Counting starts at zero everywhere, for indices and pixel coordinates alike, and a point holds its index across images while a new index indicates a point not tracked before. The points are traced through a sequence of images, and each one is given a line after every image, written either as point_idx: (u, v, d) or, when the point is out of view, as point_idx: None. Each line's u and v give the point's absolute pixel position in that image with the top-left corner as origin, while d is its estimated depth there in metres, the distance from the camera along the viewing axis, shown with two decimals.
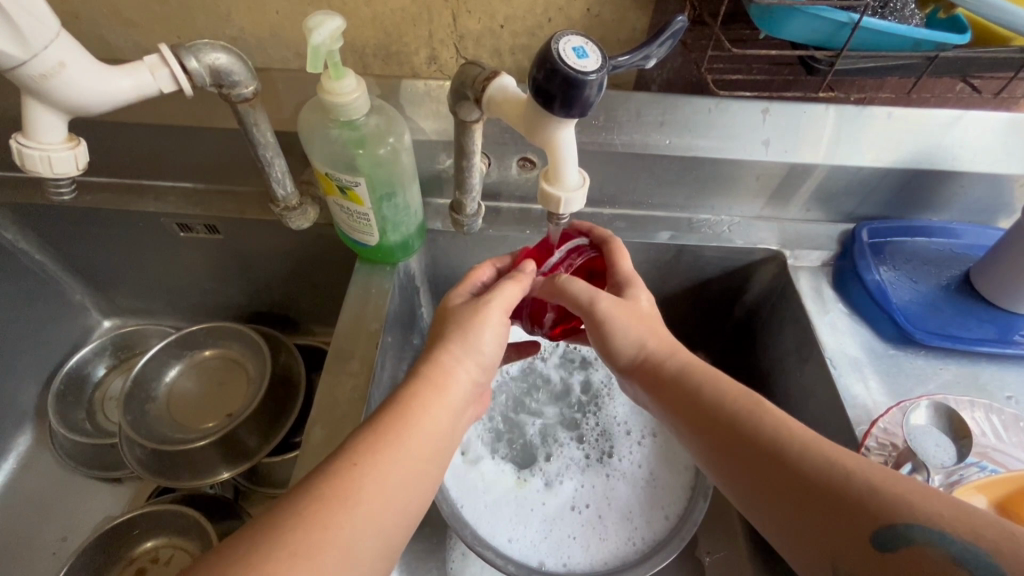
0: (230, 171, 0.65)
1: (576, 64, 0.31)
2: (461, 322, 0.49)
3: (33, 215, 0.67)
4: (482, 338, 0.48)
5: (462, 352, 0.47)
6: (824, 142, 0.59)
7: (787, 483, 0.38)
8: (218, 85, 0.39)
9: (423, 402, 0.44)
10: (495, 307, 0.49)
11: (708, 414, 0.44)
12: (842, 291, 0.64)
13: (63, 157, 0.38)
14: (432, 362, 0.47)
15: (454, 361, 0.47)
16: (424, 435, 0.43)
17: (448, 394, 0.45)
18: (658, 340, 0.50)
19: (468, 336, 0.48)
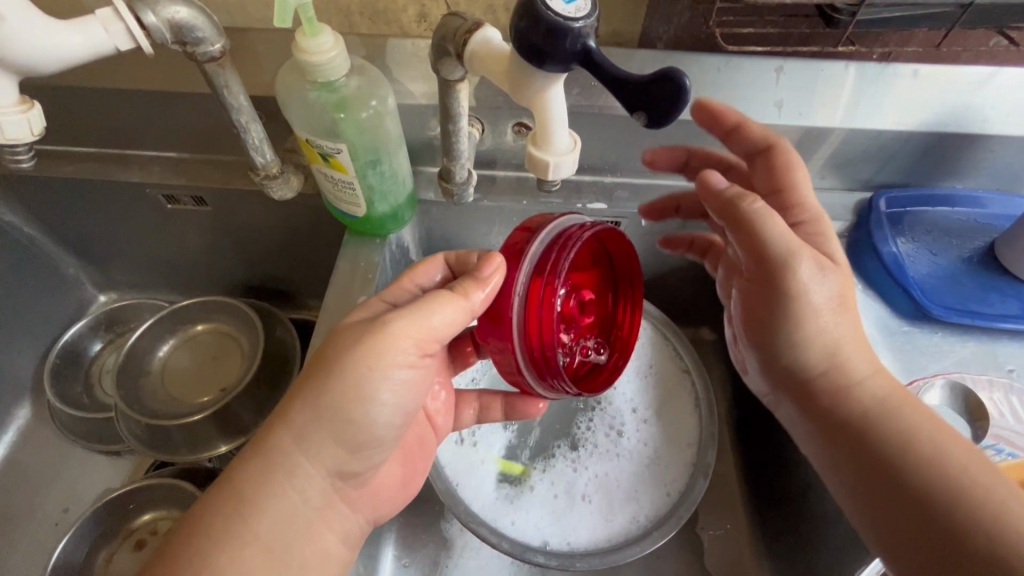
0: (215, 140, 0.63)
1: (547, 14, 0.28)
2: (336, 358, 0.42)
3: (17, 186, 0.65)
4: (389, 362, 0.42)
5: (378, 365, 0.42)
6: (842, 103, 0.55)
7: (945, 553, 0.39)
8: (181, 42, 0.36)
9: (282, 451, 0.42)
10: (386, 339, 0.42)
11: (872, 456, 0.44)
12: (855, 263, 0.60)
13: (15, 121, 0.36)
14: (304, 398, 0.42)
15: (323, 408, 0.42)
16: (285, 488, 0.42)
17: (323, 433, 0.42)
18: (846, 337, 0.46)
19: (349, 387, 0.41)
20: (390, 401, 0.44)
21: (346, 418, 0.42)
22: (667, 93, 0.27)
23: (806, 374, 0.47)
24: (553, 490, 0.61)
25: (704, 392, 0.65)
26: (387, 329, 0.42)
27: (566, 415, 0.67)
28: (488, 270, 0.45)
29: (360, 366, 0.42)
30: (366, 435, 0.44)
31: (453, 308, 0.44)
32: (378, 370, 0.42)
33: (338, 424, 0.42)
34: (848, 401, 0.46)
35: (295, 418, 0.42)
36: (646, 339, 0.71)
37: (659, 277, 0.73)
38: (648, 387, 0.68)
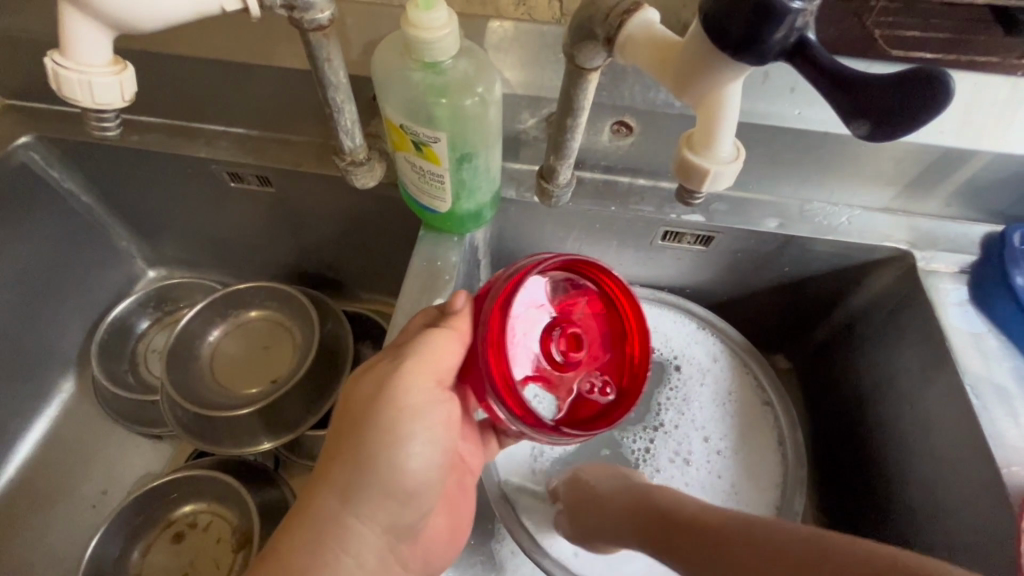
0: (287, 118, 0.59)
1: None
2: (363, 404, 0.39)
3: (80, 153, 0.63)
4: (416, 400, 0.39)
5: (403, 410, 0.39)
6: (996, 126, 0.48)
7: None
8: (289, 6, 0.32)
9: (331, 513, 0.38)
10: (406, 378, 0.39)
11: (724, 548, 0.44)
12: (985, 305, 0.54)
13: (108, 84, 0.32)
14: (346, 444, 0.39)
15: (361, 459, 0.38)
16: (340, 553, 0.38)
17: (370, 486, 0.38)
18: (625, 496, 0.51)
19: (383, 433, 0.38)
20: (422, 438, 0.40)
21: (384, 460, 0.38)
22: (924, 99, 0.23)
23: (659, 519, 0.49)
24: None
25: (789, 428, 0.60)
26: (396, 371, 0.40)
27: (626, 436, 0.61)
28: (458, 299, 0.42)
29: (389, 412, 0.39)
30: (416, 469, 0.40)
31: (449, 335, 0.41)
32: (405, 410, 0.39)
33: (379, 468, 0.38)
34: (670, 533, 0.47)
35: (334, 472, 0.39)
36: (724, 364, 0.64)
37: (742, 298, 0.67)
38: (724, 415, 0.61)
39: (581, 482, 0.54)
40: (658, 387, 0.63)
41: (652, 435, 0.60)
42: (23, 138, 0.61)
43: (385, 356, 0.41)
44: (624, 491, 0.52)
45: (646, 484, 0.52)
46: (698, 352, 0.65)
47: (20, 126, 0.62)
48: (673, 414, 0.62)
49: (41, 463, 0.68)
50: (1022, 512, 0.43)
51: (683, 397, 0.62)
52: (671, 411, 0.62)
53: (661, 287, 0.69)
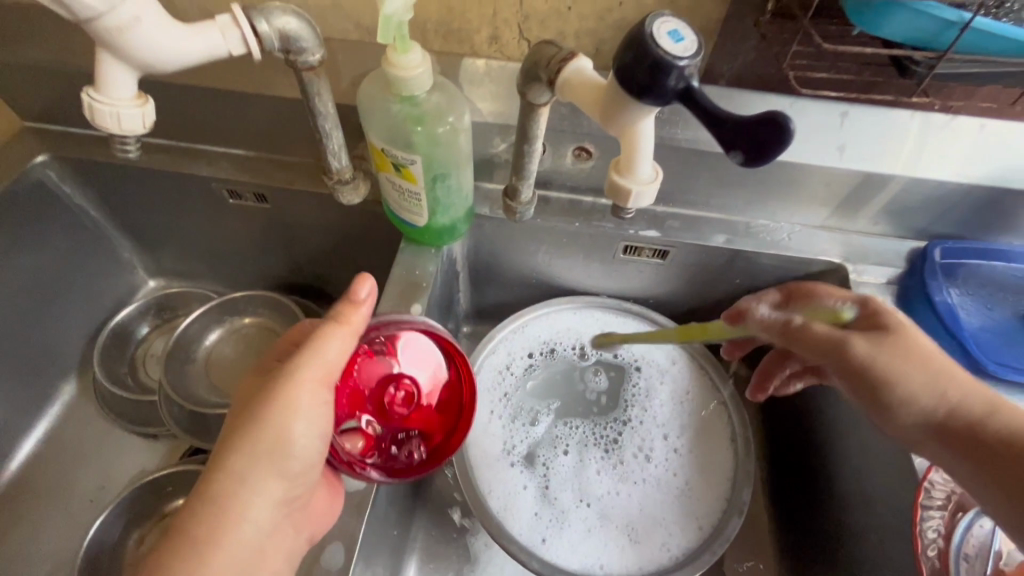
0: (282, 141, 0.65)
1: (665, 41, 0.29)
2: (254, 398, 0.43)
3: (92, 171, 0.69)
4: (301, 393, 0.42)
5: (286, 405, 0.42)
6: (903, 154, 0.55)
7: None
8: (285, 51, 0.38)
9: (227, 492, 0.40)
10: (293, 370, 0.43)
11: (995, 456, 0.39)
12: (907, 313, 0.60)
13: (131, 115, 0.37)
14: (238, 431, 0.41)
15: (250, 443, 0.41)
16: (238, 530, 0.40)
17: (262, 467, 0.41)
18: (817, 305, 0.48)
19: (271, 419, 0.41)
20: (308, 416, 0.42)
21: (270, 440, 0.41)
22: (770, 139, 0.29)
23: (931, 368, 0.42)
24: (586, 507, 0.60)
25: (740, 427, 0.64)
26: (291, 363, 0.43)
27: (594, 432, 0.66)
28: (359, 291, 0.46)
29: (278, 401, 0.41)
30: (305, 449, 0.42)
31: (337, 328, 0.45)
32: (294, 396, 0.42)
33: (266, 451, 0.41)
34: (949, 389, 0.41)
35: (229, 456, 0.41)
36: (683, 368, 0.69)
37: (700, 308, 0.73)
38: (681, 415, 0.66)
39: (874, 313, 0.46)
40: (622, 388, 0.69)
41: (617, 430, 0.66)
42: (42, 158, 0.67)
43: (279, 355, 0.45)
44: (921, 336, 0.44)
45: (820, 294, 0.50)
46: (659, 356, 0.70)
47: (40, 147, 0.68)
48: (637, 413, 0.67)
49: (42, 460, 0.71)
50: (922, 489, 0.49)
51: (644, 398, 0.68)
52: (634, 410, 0.67)
53: (627, 298, 0.75)
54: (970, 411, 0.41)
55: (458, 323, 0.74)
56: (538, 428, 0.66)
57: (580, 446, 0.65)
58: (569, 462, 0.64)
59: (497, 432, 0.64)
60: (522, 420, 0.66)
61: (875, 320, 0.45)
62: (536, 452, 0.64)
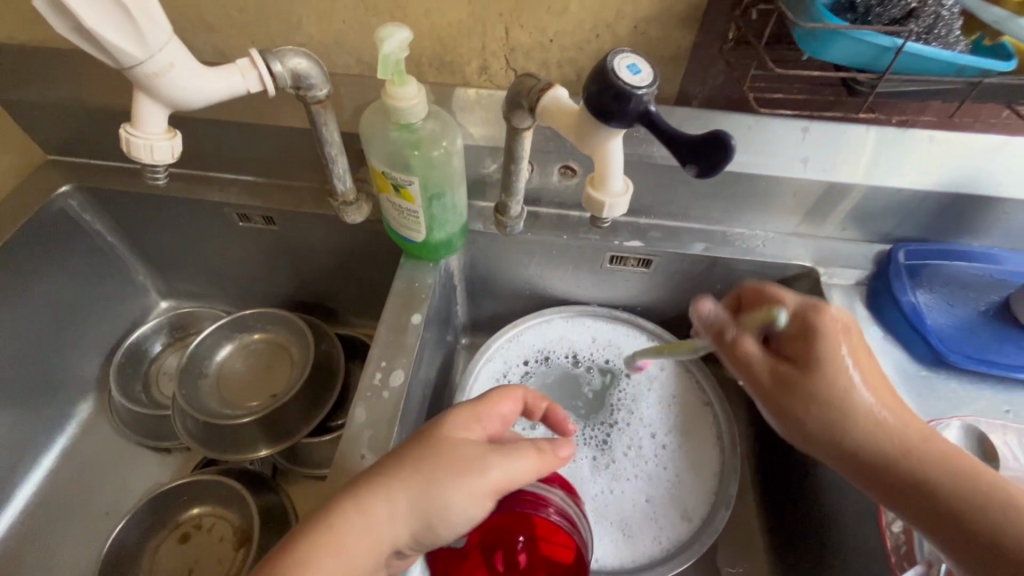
0: (289, 167, 0.70)
1: (620, 76, 0.34)
2: (366, 490, 0.41)
3: (111, 199, 0.73)
4: (479, 473, 0.41)
5: (455, 476, 0.41)
6: (862, 163, 0.60)
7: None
8: (296, 87, 0.43)
9: (355, 526, 0.39)
10: (414, 479, 0.40)
11: (912, 495, 0.41)
12: (876, 311, 0.64)
13: (162, 147, 0.42)
14: (337, 521, 0.39)
15: (343, 540, 0.39)
16: (348, 565, 0.38)
17: (399, 523, 0.40)
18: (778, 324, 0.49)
19: (432, 486, 0.40)
20: (409, 529, 0.40)
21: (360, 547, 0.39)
22: (715, 157, 0.33)
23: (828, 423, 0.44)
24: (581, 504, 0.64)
25: (726, 425, 0.67)
26: (426, 459, 0.41)
27: (586, 433, 0.70)
28: (503, 405, 0.48)
29: (459, 471, 0.41)
30: (456, 520, 0.41)
31: (467, 425, 0.45)
32: (405, 503, 0.40)
33: (350, 557, 0.39)
34: (845, 433, 0.43)
35: (314, 546, 0.38)
36: (670, 371, 0.73)
37: (685, 314, 0.78)
38: (668, 415, 0.70)
39: (794, 341, 0.47)
40: (611, 391, 0.72)
41: (607, 431, 0.69)
42: (64, 188, 0.72)
43: (460, 444, 0.43)
44: (844, 363, 0.44)
45: (779, 300, 0.50)
46: (647, 360, 0.74)
47: (62, 178, 0.73)
48: (626, 415, 0.71)
49: (60, 476, 0.75)
50: None
51: (633, 400, 0.71)
52: (624, 411, 0.71)
53: (615, 306, 0.79)
54: (870, 460, 0.42)
55: (456, 334, 0.78)
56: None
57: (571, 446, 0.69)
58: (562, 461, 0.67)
59: None
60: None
61: (797, 344, 0.47)
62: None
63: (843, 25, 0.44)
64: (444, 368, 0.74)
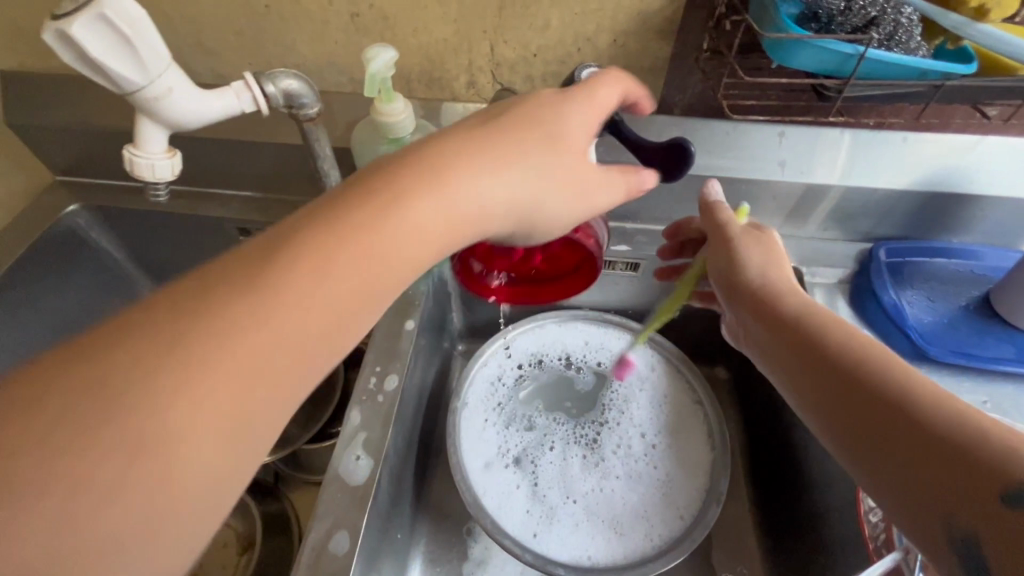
0: (287, 182, 0.73)
1: (581, 81, 0.47)
2: (446, 141, 0.40)
3: (117, 217, 0.76)
4: (517, 175, 0.41)
5: (494, 151, 0.41)
6: (838, 164, 0.62)
7: (928, 467, 0.34)
8: (289, 106, 0.46)
9: (253, 302, 0.31)
10: (362, 213, 0.35)
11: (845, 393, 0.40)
12: (858, 308, 0.66)
13: (163, 165, 0.44)
14: (440, 143, 0.40)
15: (446, 150, 0.39)
16: (272, 318, 0.32)
17: (349, 242, 0.35)
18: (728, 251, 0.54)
19: (395, 196, 0.37)
20: (536, 175, 0.42)
21: (488, 152, 0.40)
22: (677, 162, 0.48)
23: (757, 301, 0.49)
24: (574, 502, 0.65)
25: (716, 423, 0.69)
26: (393, 185, 0.37)
27: (579, 432, 0.72)
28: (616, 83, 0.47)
29: (459, 162, 0.39)
30: (411, 234, 0.37)
31: (552, 95, 0.45)
32: (514, 144, 0.41)
33: (463, 191, 0.39)
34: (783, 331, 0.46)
35: (372, 205, 0.36)
36: (661, 371, 0.74)
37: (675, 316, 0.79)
38: (659, 415, 0.71)
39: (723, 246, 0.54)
40: (603, 391, 0.74)
41: (599, 431, 0.71)
42: (72, 207, 0.75)
43: (563, 96, 0.45)
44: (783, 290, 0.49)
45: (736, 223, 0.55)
46: (638, 361, 0.75)
47: (70, 198, 0.76)
48: (618, 415, 0.73)
49: None
50: None
51: (625, 400, 0.73)
52: (616, 412, 0.73)
53: (607, 309, 0.81)
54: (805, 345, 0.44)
55: (451, 340, 0.81)
56: (528, 432, 0.71)
57: (564, 446, 0.70)
58: (556, 462, 0.69)
59: (491, 438, 0.69)
60: (513, 427, 0.71)
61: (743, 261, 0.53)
62: (525, 455, 0.69)
63: (806, 35, 0.46)
64: (439, 373, 0.76)
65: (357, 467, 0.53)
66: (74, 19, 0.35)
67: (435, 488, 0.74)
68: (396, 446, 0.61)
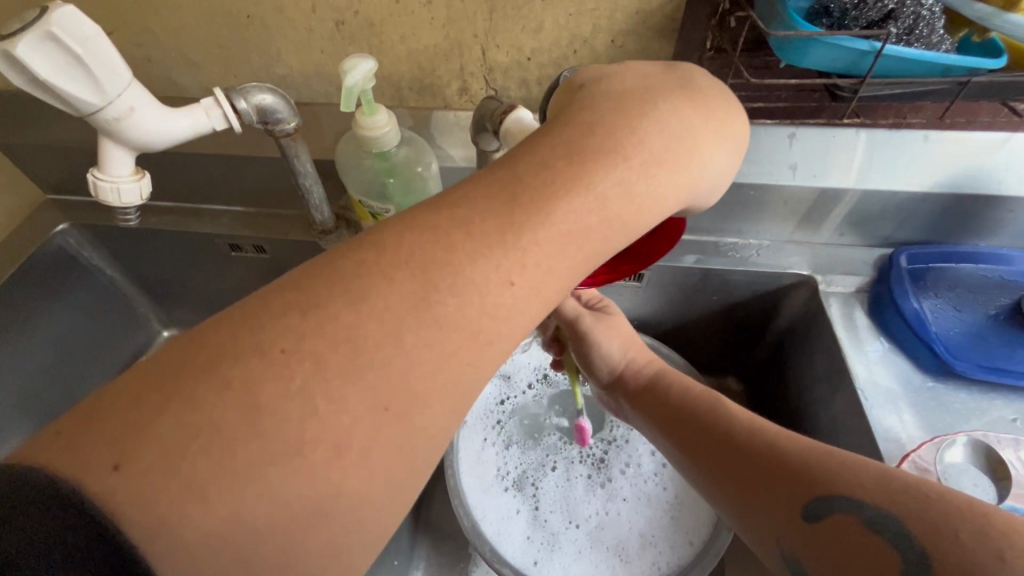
0: (277, 196, 0.71)
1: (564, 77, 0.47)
2: (606, 108, 0.36)
3: (107, 235, 0.74)
4: (703, 150, 0.37)
5: (674, 108, 0.36)
6: (853, 168, 0.59)
7: (750, 509, 0.38)
8: (264, 122, 0.44)
9: (452, 289, 0.28)
10: (520, 207, 0.30)
11: (720, 482, 0.41)
12: (878, 319, 0.62)
13: (130, 188, 0.42)
14: (626, 115, 0.35)
15: (645, 130, 0.35)
16: (446, 315, 0.27)
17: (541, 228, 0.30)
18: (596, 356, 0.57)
19: (613, 159, 0.33)
20: (718, 170, 0.38)
21: (684, 147, 0.36)
22: None
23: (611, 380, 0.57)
24: (577, 527, 0.62)
25: None
26: (585, 152, 0.33)
27: (583, 450, 0.68)
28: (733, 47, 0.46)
29: (638, 126, 0.35)
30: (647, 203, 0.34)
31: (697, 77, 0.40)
32: (702, 128, 0.37)
33: (662, 185, 0.35)
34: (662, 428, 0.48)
35: (555, 180, 0.32)
36: None
37: (683, 327, 0.76)
38: None
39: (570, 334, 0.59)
40: None
41: (605, 449, 0.68)
42: (62, 226, 0.73)
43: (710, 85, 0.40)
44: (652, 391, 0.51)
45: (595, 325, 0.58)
46: None
47: (61, 216, 0.74)
48: (623, 431, 0.69)
49: None
50: None
51: None
52: (622, 427, 0.69)
53: None
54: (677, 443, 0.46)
55: None
56: (532, 450, 0.68)
57: (567, 465, 0.67)
58: (559, 482, 0.66)
59: (490, 459, 0.66)
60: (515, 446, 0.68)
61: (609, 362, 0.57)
62: (526, 476, 0.66)
63: (816, 32, 0.43)
64: None
65: None
66: (20, 38, 0.33)
67: (436, 510, 0.71)
68: None
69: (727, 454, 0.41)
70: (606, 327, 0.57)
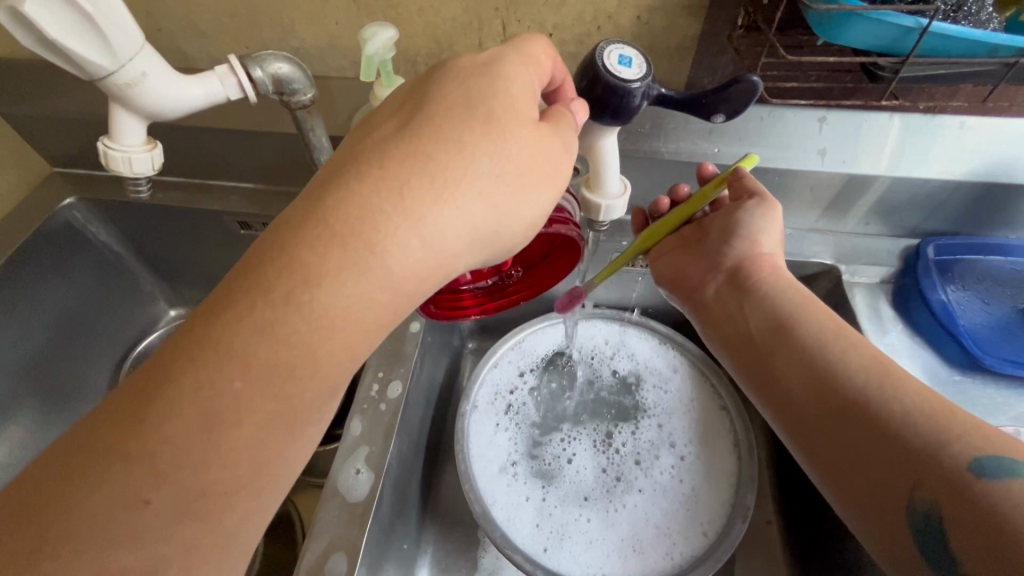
0: (289, 173, 0.69)
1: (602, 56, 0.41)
2: (362, 162, 0.33)
3: (115, 210, 0.73)
4: (466, 172, 0.33)
5: (429, 149, 0.33)
6: (886, 154, 0.56)
7: (866, 456, 0.38)
8: (279, 93, 0.42)
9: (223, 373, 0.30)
10: (280, 280, 0.31)
11: (833, 428, 0.41)
12: (902, 312, 0.60)
13: (142, 159, 0.41)
14: (302, 229, 0.32)
15: (369, 195, 0.32)
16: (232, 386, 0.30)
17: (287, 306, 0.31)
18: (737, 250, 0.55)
19: (325, 227, 0.31)
20: (460, 223, 0.33)
21: (367, 235, 0.31)
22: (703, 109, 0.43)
23: (739, 268, 0.54)
24: (590, 515, 0.61)
25: (745, 433, 0.63)
26: (312, 222, 0.32)
27: (599, 439, 0.68)
28: (539, 49, 0.38)
29: (356, 183, 0.32)
30: (408, 251, 0.32)
31: (531, 77, 0.37)
32: (406, 201, 0.32)
33: (350, 285, 0.31)
34: (789, 339, 0.47)
35: (304, 247, 0.31)
36: (685, 375, 0.70)
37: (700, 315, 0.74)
38: (687, 423, 0.67)
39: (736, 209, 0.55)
40: (627, 398, 0.70)
41: (622, 441, 0.67)
42: (69, 200, 0.72)
43: (496, 96, 0.35)
44: (785, 300, 0.50)
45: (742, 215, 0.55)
46: (658, 363, 0.71)
47: (68, 189, 0.72)
48: (649, 419, 0.68)
49: None
50: None
51: (649, 407, 0.69)
52: (647, 415, 0.68)
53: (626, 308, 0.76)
54: (802, 360, 0.46)
55: (462, 338, 0.78)
56: (546, 441, 0.67)
57: (584, 453, 0.67)
58: (573, 471, 0.65)
59: (500, 444, 0.65)
60: (531, 437, 0.67)
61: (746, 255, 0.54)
62: (539, 464, 0.65)
63: (862, 7, 0.40)
64: (448, 373, 0.73)
65: (357, 481, 0.51)
66: None
67: (443, 493, 0.70)
68: (402, 455, 0.57)
69: (844, 416, 0.41)
70: (763, 218, 0.53)
